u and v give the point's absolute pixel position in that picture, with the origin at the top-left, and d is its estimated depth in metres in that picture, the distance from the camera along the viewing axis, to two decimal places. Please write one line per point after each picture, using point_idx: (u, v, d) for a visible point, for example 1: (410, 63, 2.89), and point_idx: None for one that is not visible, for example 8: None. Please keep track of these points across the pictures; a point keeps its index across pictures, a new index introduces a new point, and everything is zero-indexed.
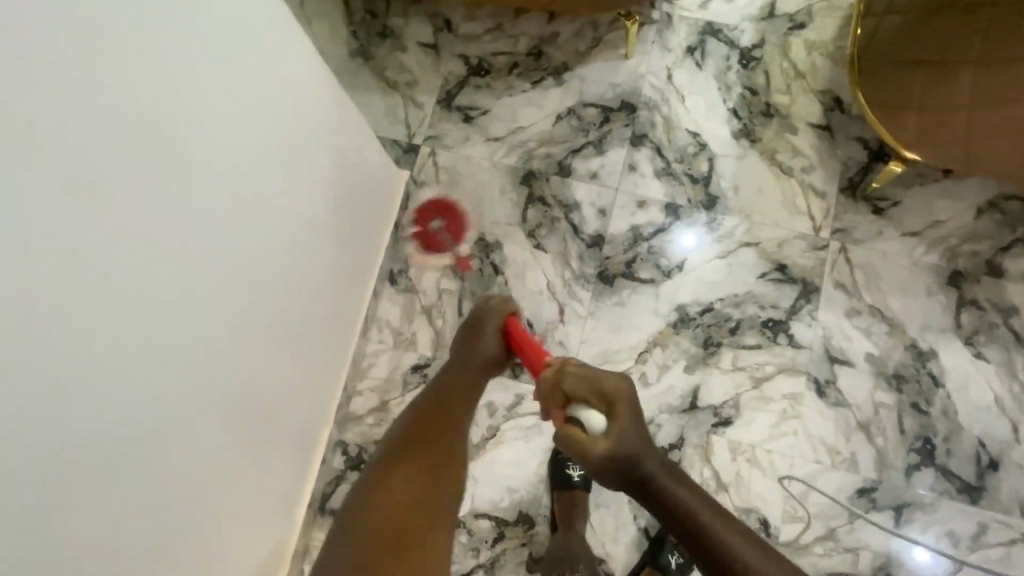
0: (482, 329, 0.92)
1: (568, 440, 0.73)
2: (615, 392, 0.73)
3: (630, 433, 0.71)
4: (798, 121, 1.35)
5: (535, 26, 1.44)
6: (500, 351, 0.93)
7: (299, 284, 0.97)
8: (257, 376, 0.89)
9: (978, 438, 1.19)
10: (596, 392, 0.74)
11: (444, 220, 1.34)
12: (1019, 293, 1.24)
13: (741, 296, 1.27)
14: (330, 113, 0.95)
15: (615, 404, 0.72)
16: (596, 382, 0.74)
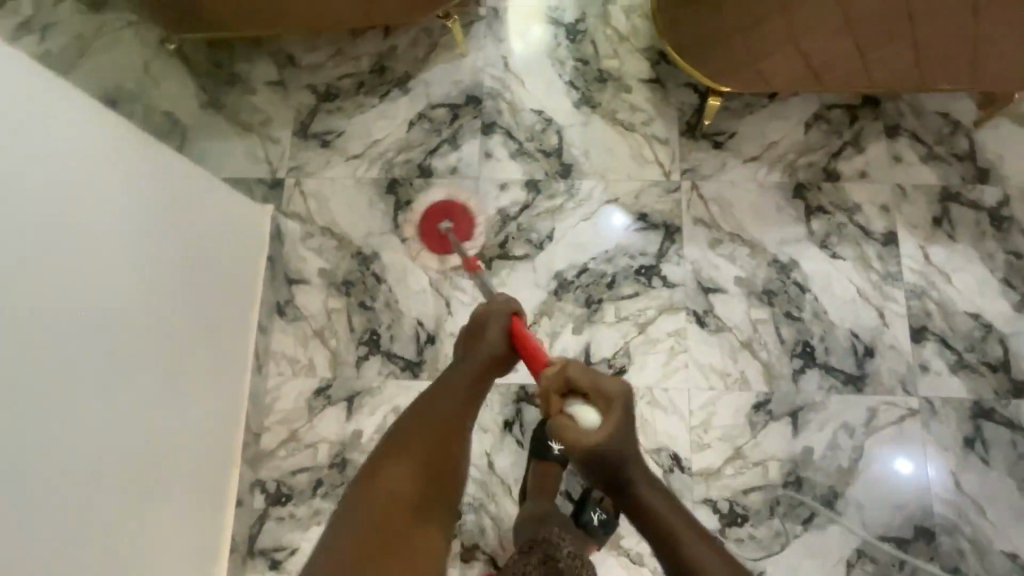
0: (486, 325, 0.90)
1: (562, 430, 0.71)
2: (613, 393, 0.71)
3: (622, 431, 0.69)
4: (632, 79, 1.43)
5: (373, 43, 1.49)
6: (505, 348, 0.89)
7: (188, 325, 1.08)
8: (156, 414, 0.99)
9: (851, 330, 1.26)
10: (595, 390, 0.72)
11: (452, 221, 1.29)
12: (858, 191, 1.34)
13: (611, 252, 1.33)
14: (188, 180, 1.10)
15: (613, 408, 0.70)
16: (597, 381, 0.72)
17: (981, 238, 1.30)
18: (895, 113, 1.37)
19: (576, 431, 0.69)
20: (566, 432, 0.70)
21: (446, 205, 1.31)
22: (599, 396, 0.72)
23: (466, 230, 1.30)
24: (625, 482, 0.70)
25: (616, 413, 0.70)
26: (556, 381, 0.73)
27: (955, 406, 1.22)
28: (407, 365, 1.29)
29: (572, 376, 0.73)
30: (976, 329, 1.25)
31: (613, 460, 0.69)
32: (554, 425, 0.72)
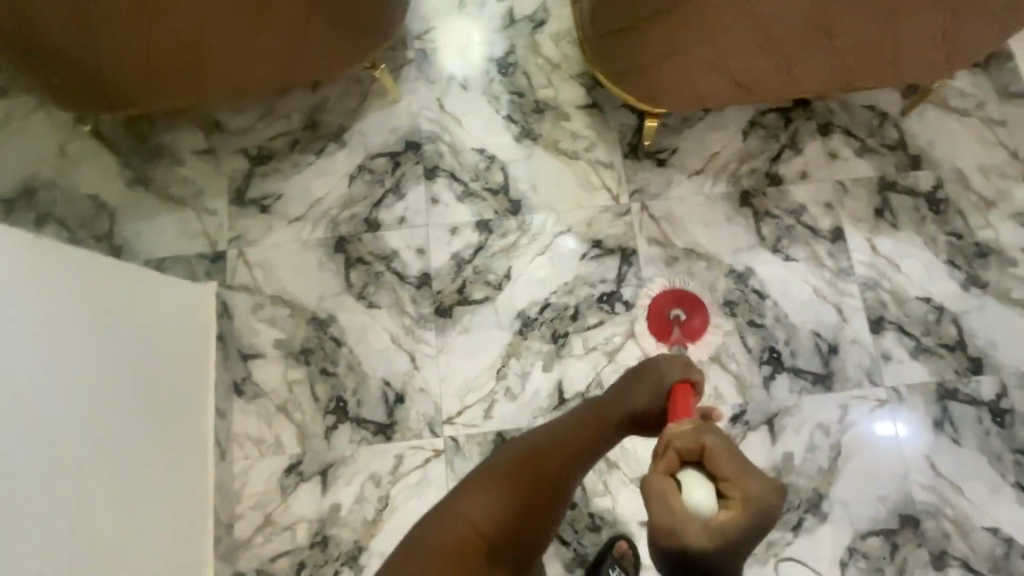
0: (646, 379, 0.84)
1: (656, 496, 0.57)
2: (748, 497, 0.56)
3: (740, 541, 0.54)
4: (568, 107, 1.43)
5: (302, 99, 1.45)
6: (657, 409, 0.83)
7: (134, 425, 1.05)
8: (107, 524, 0.95)
9: (813, 331, 1.28)
10: (729, 480, 0.58)
11: (686, 313, 1.26)
12: (800, 191, 1.36)
13: (571, 283, 1.32)
14: (111, 277, 1.07)
15: (744, 512, 0.55)
16: (741, 474, 0.58)
17: (922, 223, 1.34)
18: (825, 111, 1.41)
19: (685, 508, 0.55)
20: (666, 504, 0.56)
21: (676, 293, 1.27)
22: (733, 493, 0.57)
23: (696, 332, 1.26)
24: None
25: (747, 522, 0.55)
26: (688, 443, 0.62)
27: (920, 392, 1.25)
28: (379, 428, 1.25)
29: (708, 451, 0.61)
30: (930, 313, 1.29)
31: (704, 566, 0.54)
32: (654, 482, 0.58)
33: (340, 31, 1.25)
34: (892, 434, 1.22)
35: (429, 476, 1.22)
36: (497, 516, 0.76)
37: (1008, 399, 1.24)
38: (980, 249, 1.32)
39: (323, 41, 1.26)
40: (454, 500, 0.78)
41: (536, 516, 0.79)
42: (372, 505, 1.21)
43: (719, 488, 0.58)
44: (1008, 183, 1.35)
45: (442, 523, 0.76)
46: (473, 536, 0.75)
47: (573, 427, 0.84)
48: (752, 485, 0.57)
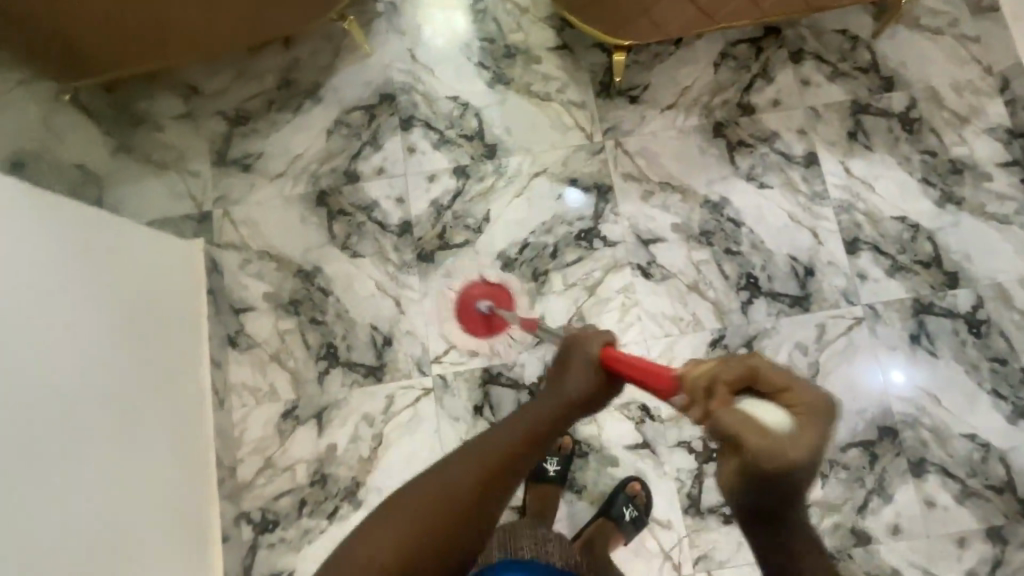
0: (573, 363, 0.79)
1: (727, 434, 0.53)
2: (813, 407, 0.53)
3: (819, 454, 0.51)
4: (539, 50, 1.43)
5: (276, 59, 1.47)
6: (590, 390, 0.78)
7: (134, 365, 1.10)
8: (119, 454, 1.02)
9: (790, 255, 1.30)
10: (785, 398, 0.55)
11: (491, 300, 1.31)
12: (773, 119, 1.37)
13: (549, 222, 1.34)
14: (101, 226, 1.10)
15: (814, 420, 0.53)
16: (790, 386, 0.55)
17: (896, 143, 1.34)
18: (795, 38, 1.40)
19: (759, 441, 0.51)
20: (740, 438, 0.52)
21: (486, 287, 1.32)
22: (796, 404, 0.54)
23: (507, 301, 1.31)
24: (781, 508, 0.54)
25: (821, 437, 0.52)
26: (734, 371, 0.57)
27: (897, 307, 1.27)
28: (369, 371, 1.29)
29: (758, 370, 0.57)
30: (905, 231, 1.30)
31: (786, 491, 0.52)
32: (717, 423, 0.54)
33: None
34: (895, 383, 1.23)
35: (418, 414, 1.27)
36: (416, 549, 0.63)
37: (984, 310, 1.26)
38: (954, 166, 1.33)
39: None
40: (371, 521, 0.65)
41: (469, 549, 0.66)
42: (366, 443, 1.26)
43: (779, 404, 0.54)
44: (981, 100, 1.35)
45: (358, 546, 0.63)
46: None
47: (509, 442, 0.71)
48: (809, 395, 0.54)
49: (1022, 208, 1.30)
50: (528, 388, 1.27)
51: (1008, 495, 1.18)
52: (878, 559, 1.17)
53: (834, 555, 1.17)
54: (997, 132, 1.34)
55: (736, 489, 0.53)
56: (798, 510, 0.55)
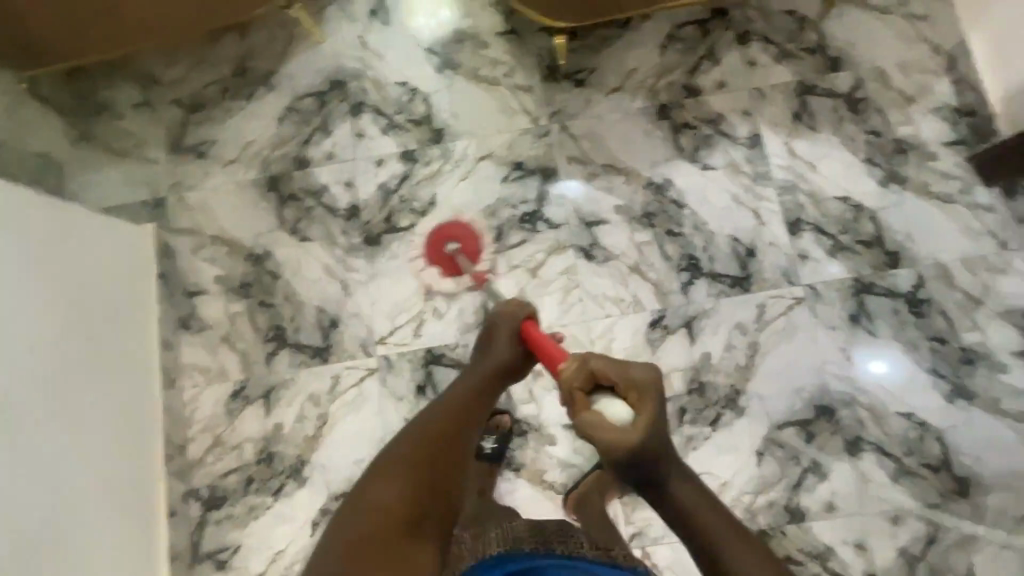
0: (498, 335, 1.07)
1: (589, 431, 0.78)
2: (639, 380, 0.80)
3: (653, 416, 0.77)
4: (488, 35, 1.44)
5: (231, 47, 1.49)
6: (514, 353, 1.05)
7: (78, 346, 1.14)
8: (58, 432, 1.07)
9: (731, 236, 1.30)
10: (624, 382, 0.80)
11: (458, 242, 1.34)
12: (718, 101, 1.37)
13: (493, 206, 1.36)
14: (43, 211, 1.13)
15: (642, 393, 0.79)
16: (624, 373, 0.81)
17: (841, 124, 1.34)
18: (743, 20, 1.40)
19: (607, 428, 0.77)
20: (602, 434, 0.76)
21: (451, 228, 1.35)
22: (630, 386, 0.80)
23: (473, 249, 1.34)
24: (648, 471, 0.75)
25: (650, 401, 0.78)
26: (585, 376, 0.83)
27: (837, 288, 1.27)
28: (316, 352, 1.32)
29: (598, 371, 0.83)
30: (847, 212, 1.30)
31: (647, 458, 0.75)
32: (581, 422, 0.79)
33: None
34: (871, 374, 1.23)
35: (363, 394, 1.29)
36: (416, 495, 0.86)
37: (925, 290, 1.26)
38: (899, 146, 1.32)
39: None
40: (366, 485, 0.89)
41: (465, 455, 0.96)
42: (312, 422, 1.29)
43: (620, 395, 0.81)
44: (929, 79, 1.34)
45: (378, 506, 0.83)
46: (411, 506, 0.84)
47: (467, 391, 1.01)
48: (639, 374, 0.80)
49: (966, 188, 1.30)
50: None
51: (943, 473, 1.19)
52: (811, 537, 1.18)
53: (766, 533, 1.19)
54: (944, 111, 1.33)
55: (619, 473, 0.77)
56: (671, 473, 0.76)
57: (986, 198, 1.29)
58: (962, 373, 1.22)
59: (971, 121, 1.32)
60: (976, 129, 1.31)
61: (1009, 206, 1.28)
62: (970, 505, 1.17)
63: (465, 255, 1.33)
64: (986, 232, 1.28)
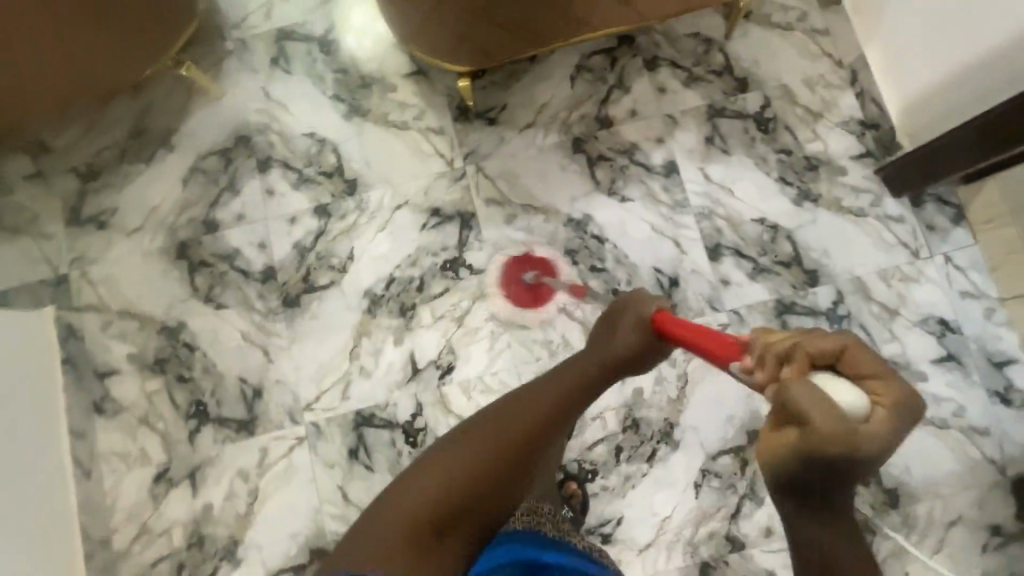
0: (626, 311, 0.89)
1: (799, 410, 0.51)
2: (884, 392, 0.53)
3: (891, 441, 0.51)
4: (395, 77, 1.40)
5: (128, 106, 1.40)
6: (641, 343, 0.87)
7: None
8: None
9: (654, 267, 1.30)
10: (858, 378, 0.55)
11: (535, 271, 1.31)
12: (631, 130, 1.36)
13: (413, 255, 1.32)
14: None
15: (891, 411, 0.52)
16: (872, 371, 0.55)
17: (752, 144, 1.35)
18: (649, 45, 1.39)
19: (832, 417, 0.50)
20: (813, 417, 0.50)
21: (523, 258, 1.31)
22: (878, 395, 0.54)
23: (551, 270, 1.31)
24: (826, 489, 0.53)
25: (899, 426, 0.52)
26: (828, 346, 0.58)
27: (761, 310, 1.28)
28: (241, 425, 1.27)
29: (836, 351, 0.58)
30: (765, 233, 1.31)
31: (834, 480, 0.52)
32: (790, 397, 0.52)
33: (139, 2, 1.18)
34: None
35: (294, 464, 1.25)
36: (506, 455, 0.75)
37: (844, 305, 1.28)
38: (810, 163, 1.34)
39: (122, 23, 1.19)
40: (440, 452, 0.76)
41: (540, 442, 0.79)
42: (242, 499, 1.24)
43: (857, 385, 0.54)
44: (833, 93, 1.36)
45: (443, 461, 0.73)
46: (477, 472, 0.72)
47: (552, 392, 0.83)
48: (890, 388, 0.54)
49: (876, 200, 1.32)
50: (403, 427, 1.26)
51: (874, 486, 1.21)
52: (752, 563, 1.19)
53: (710, 563, 1.20)
54: (850, 125, 1.35)
55: (796, 476, 0.53)
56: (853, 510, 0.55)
57: (895, 209, 1.32)
58: None
59: (876, 133, 1.34)
60: (881, 141, 1.33)
61: (917, 215, 1.31)
62: (900, 515, 1.20)
63: (547, 278, 1.30)
64: (898, 242, 1.30)
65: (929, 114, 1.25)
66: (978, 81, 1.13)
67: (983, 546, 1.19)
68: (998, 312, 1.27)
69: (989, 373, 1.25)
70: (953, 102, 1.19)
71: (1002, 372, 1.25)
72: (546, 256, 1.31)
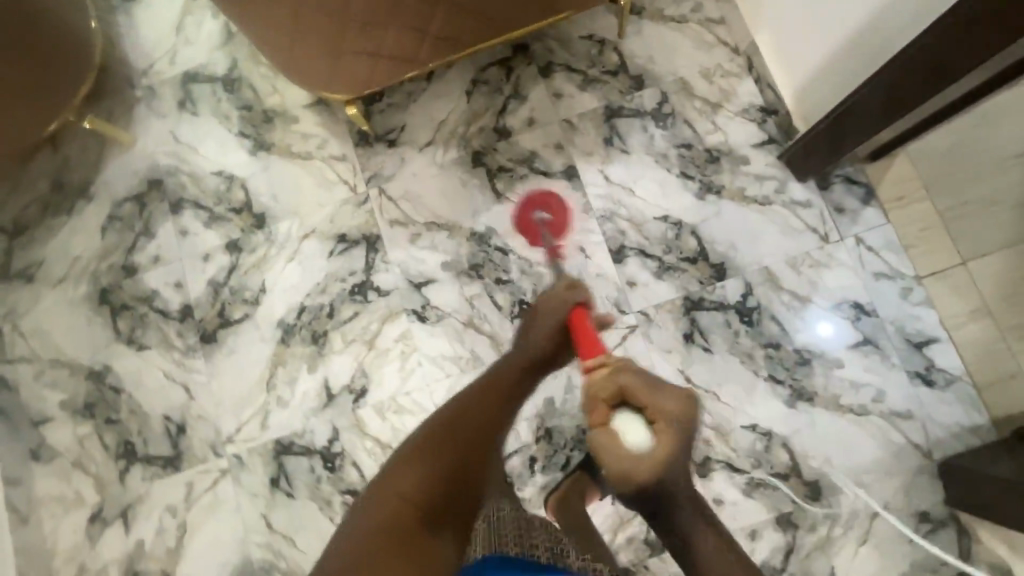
0: (541, 313, 0.97)
1: (600, 451, 0.66)
2: (665, 411, 0.66)
3: (671, 458, 0.64)
4: (296, 109, 1.42)
5: (47, 162, 1.45)
6: (551, 347, 0.94)
7: None
8: None
9: (559, 274, 1.30)
10: (648, 405, 0.67)
11: (548, 212, 1.28)
12: (530, 138, 1.36)
13: (322, 282, 1.34)
14: None
15: (665, 424, 0.65)
16: (639, 387, 0.67)
17: (651, 141, 1.33)
18: (544, 52, 1.39)
19: (623, 454, 0.65)
20: (608, 457, 0.65)
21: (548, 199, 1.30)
22: (656, 418, 0.66)
23: (561, 228, 1.29)
24: (654, 501, 0.66)
25: (672, 443, 0.65)
26: (608, 388, 0.68)
27: (669, 309, 1.26)
28: (167, 462, 1.30)
29: (626, 387, 0.68)
30: (668, 230, 1.29)
31: (653, 494, 0.66)
32: (595, 440, 0.67)
33: (14, 67, 1.18)
34: (822, 339, 1.23)
35: (218, 497, 1.28)
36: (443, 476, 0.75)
37: (754, 297, 1.26)
38: (711, 155, 1.32)
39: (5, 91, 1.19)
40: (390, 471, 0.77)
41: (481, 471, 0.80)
42: (172, 534, 1.27)
43: (643, 418, 0.67)
44: (732, 82, 1.34)
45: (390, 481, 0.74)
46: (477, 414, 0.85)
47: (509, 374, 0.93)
48: (671, 408, 0.66)
49: (782, 186, 1.30)
50: (320, 453, 1.28)
51: (793, 480, 1.19)
52: (673, 567, 1.18)
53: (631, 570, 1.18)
54: (750, 112, 1.33)
55: (620, 496, 0.67)
56: (689, 512, 0.68)
57: (802, 194, 1.29)
58: (799, 375, 1.22)
59: (776, 119, 1.32)
60: (781, 128, 1.31)
61: (825, 198, 1.28)
62: (823, 508, 1.17)
63: (552, 229, 1.28)
64: (806, 228, 1.27)
65: (819, 96, 1.21)
66: (852, 61, 1.09)
67: (912, 534, 1.15)
68: (915, 291, 1.23)
69: (908, 355, 1.21)
70: (836, 84, 1.15)
71: (922, 352, 1.21)
72: (559, 202, 1.30)
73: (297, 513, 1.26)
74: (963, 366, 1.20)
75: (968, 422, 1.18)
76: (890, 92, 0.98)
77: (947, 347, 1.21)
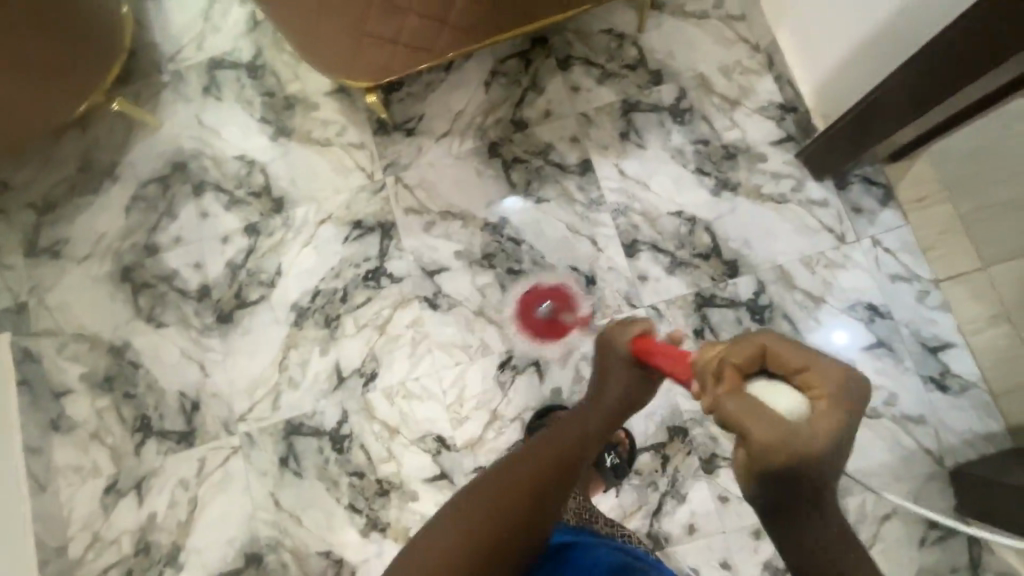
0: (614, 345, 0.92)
1: (742, 418, 0.51)
2: (823, 379, 0.53)
3: (842, 432, 0.51)
4: (317, 97, 1.45)
5: (77, 142, 1.49)
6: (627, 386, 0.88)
7: None
8: None
9: (570, 266, 1.30)
10: (795, 372, 0.55)
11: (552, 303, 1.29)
12: (546, 131, 1.36)
13: (337, 267, 1.36)
14: None
15: (833, 393, 0.52)
16: (779, 357, 0.56)
17: (668, 137, 1.33)
18: (562, 46, 1.39)
19: (775, 423, 0.50)
20: (756, 423, 0.50)
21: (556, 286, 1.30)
22: (815, 387, 0.53)
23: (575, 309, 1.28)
24: (794, 495, 0.52)
25: (838, 416, 0.51)
26: (747, 353, 0.57)
27: (680, 304, 1.26)
28: (181, 437, 1.33)
29: (771, 354, 0.56)
30: (682, 225, 1.29)
31: (807, 478, 0.51)
32: (732, 409, 0.52)
33: (50, 48, 1.21)
34: (835, 346, 1.22)
35: (228, 473, 1.31)
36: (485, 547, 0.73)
37: (766, 295, 1.25)
38: (727, 151, 1.31)
39: (40, 71, 1.22)
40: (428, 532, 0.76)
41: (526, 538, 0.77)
42: (183, 507, 1.30)
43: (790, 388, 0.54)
44: (750, 80, 1.34)
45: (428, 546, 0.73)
46: (539, 468, 0.82)
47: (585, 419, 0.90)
48: (832, 378, 0.53)
49: (798, 184, 1.29)
50: (330, 435, 1.30)
51: None
52: (675, 562, 1.17)
53: None
54: (769, 110, 1.32)
55: (764, 480, 0.52)
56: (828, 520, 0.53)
57: (819, 193, 1.28)
58: None
59: (795, 117, 1.31)
60: (799, 126, 1.30)
61: (842, 197, 1.27)
62: None
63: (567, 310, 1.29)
64: (822, 227, 1.26)
65: (839, 93, 1.20)
66: (875, 57, 1.07)
67: (920, 541, 1.14)
68: (932, 294, 1.22)
69: (923, 359, 1.20)
70: (857, 80, 1.14)
71: (937, 356, 1.20)
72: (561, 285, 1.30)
73: (303, 493, 1.28)
74: (978, 372, 1.18)
75: (983, 429, 1.16)
76: (912, 85, 0.96)
77: (963, 351, 1.19)
